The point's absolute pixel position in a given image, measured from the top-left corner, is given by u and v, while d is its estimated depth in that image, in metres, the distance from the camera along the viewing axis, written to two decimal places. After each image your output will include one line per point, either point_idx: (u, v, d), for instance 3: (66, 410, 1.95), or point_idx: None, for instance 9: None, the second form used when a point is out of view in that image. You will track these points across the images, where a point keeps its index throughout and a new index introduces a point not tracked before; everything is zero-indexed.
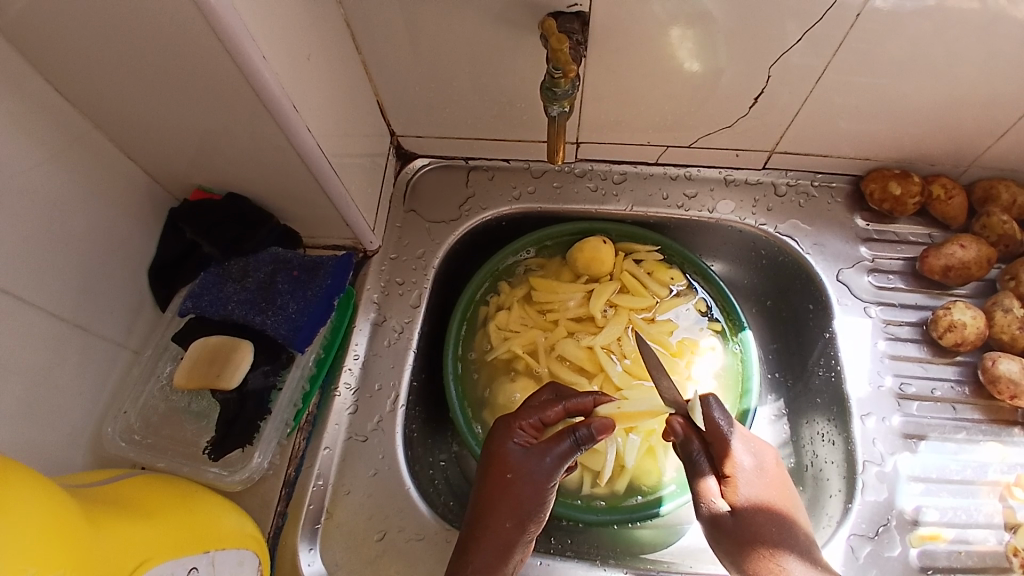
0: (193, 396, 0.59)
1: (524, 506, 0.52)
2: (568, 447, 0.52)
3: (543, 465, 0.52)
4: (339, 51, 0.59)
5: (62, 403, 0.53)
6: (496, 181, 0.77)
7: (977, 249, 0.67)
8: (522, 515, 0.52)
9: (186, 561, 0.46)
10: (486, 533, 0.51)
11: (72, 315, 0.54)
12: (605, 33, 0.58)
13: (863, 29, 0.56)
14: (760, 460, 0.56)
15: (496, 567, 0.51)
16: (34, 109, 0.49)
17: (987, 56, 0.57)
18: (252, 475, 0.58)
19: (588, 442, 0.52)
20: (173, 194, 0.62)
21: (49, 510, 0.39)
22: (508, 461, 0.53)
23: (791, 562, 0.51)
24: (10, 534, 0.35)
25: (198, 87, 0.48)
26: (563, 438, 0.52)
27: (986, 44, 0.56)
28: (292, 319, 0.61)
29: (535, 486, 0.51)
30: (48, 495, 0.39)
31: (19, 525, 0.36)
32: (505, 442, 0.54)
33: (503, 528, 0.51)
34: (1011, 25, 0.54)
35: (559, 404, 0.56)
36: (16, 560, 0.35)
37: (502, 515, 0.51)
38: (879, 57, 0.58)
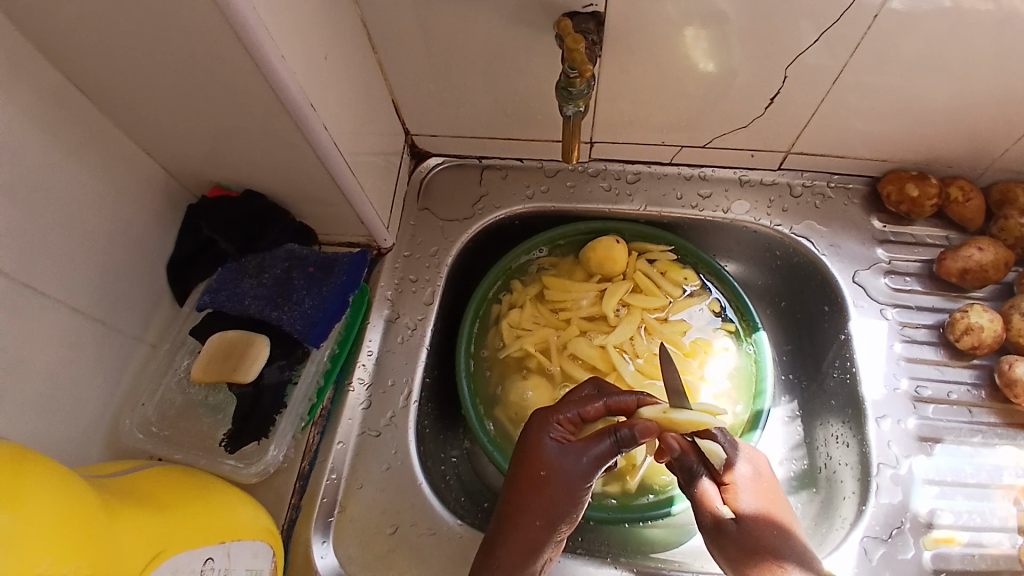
0: (209, 389, 0.60)
1: (557, 505, 0.51)
2: (607, 448, 0.51)
3: (579, 464, 0.51)
4: (355, 49, 0.60)
5: (81, 395, 0.54)
6: (510, 180, 0.77)
7: (995, 252, 0.66)
8: (554, 515, 0.51)
9: (202, 551, 0.47)
10: (516, 530, 0.51)
11: (91, 309, 0.54)
12: (620, 33, 0.58)
13: (880, 30, 0.55)
14: (758, 467, 0.57)
15: (523, 564, 0.51)
16: (56, 105, 0.49)
17: (1007, 58, 0.56)
18: (267, 469, 0.59)
19: (629, 443, 0.51)
20: (191, 190, 0.63)
21: (68, 500, 0.39)
22: (544, 457, 0.53)
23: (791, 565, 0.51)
24: (26, 526, 0.36)
25: (216, 84, 0.48)
26: (603, 438, 0.51)
27: (1004, 45, 0.55)
28: (308, 315, 0.61)
29: (573, 486, 0.51)
30: (65, 485, 0.40)
31: (38, 514, 0.37)
32: (541, 437, 0.54)
33: (534, 526, 0.51)
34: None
35: (599, 402, 0.56)
36: (31, 552, 0.35)
37: (534, 512, 0.51)
38: (897, 57, 0.58)
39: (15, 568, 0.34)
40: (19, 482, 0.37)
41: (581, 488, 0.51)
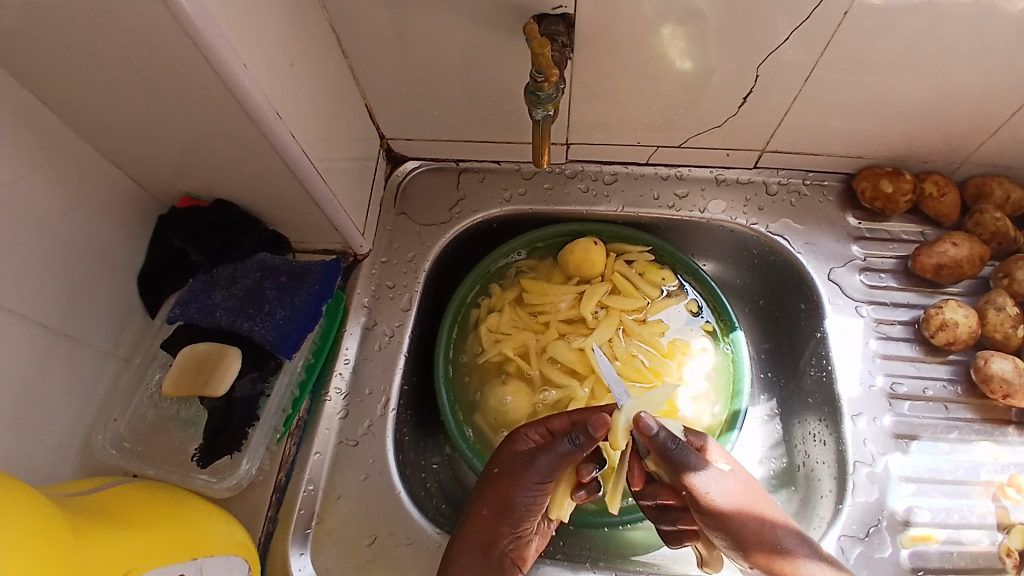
0: (182, 403, 0.59)
1: (511, 496, 0.55)
2: (560, 451, 0.54)
3: (533, 462, 0.55)
4: (324, 56, 0.59)
5: (51, 412, 0.53)
6: (486, 183, 0.77)
7: (969, 247, 0.66)
8: (510, 505, 0.55)
9: (172, 569, 0.45)
10: (478, 517, 0.57)
11: (59, 325, 0.53)
12: (591, 33, 0.58)
13: (855, 27, 0.55)
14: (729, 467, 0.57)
15: (484, 548, 0.56)
16: (17, 116, 0.48)
17: (978, 55, 0.57)
18: (241, 482, 0.58)
19: (585, 444, 0.54)
20: (161, 201, 0.61)
21: (27, 524, 0.38)
22: (509, 455, 0.58)
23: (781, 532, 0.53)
24: None
25: (179, 91, 0.47)
26: (557, 442, 0.55)
27: (975, 40, 0.56)
28: (280, 325, 0.60)
29: (523, 481, 0.55)
30: (26, 506, 0.39)
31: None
32: (511, 440, 0.59)
33: (494, 511, 0.56)
34: (997, 21, 0.54)
35: (565, 416, 0.59)
36: None
37: (489, 503, 0.57)
38: (869, 55, 0.58)
39: None
40: None
41: (528, 484, 0.55)
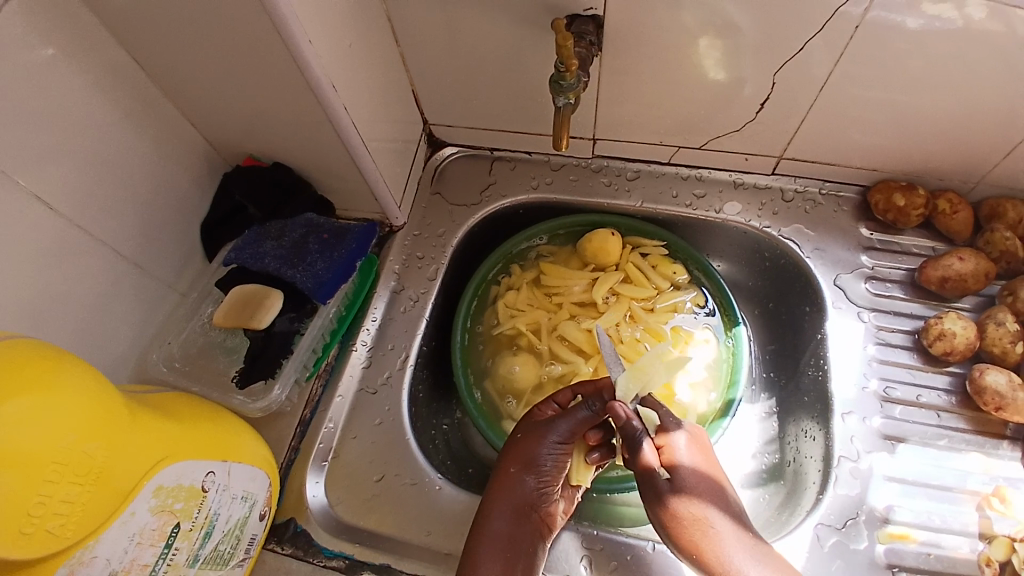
0: (228, 332, 0.67)
1: (534, 455, 0.60)
2: (581, 415, 0.61)
3: (553, 425, 0.61)
4: (379, 43, 0.67)
5: (118, 327, 0.61)
6: (517, 172, 0.83)
7: (976, 262, 0.68)
8: (534, 464, 0.60)
9: (207, 464, 0.52)
10: (503, 481, 0.61)
11: (131, 254, 0.62)
12: (619, 35, 0.63)
13: (889, 43, 0.58)
14: (692, 445, 0.61)
15: (512, 509, 0.59)
16: (120, 75, 0.57)
17: (997, 78, 0.60)
18: (271, 406, 0.65)
19: (602, 409, 0.60)
20: (227, 160, 0.70)
21: (96, 395, 0.42)
22: (526, 424, 0.63)
23: (716, 513, 0.57)
24: (59, 412, 0.39)
25: (253, 61, 0.55)
26: (577, 409, 0.61)
27: (988, 61, 0.58)
28: (318, 275, 0.67)
29: (545, 439, 0.61)
30: (96, 381, 0.43)
31: (70, 404, 0.40)
32: (527, 414, 0.65)
33: (517, 473, 0.60)
34: (1009, 43, 0.56)
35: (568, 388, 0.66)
36: (59, 434, 0.39)
37: (512, 465, 0.61)
38: (893, 74, 0.61)
39: (45, 444, 0.38)
40: (60, 371, 0.40)
41: (551, 439, 0.60)
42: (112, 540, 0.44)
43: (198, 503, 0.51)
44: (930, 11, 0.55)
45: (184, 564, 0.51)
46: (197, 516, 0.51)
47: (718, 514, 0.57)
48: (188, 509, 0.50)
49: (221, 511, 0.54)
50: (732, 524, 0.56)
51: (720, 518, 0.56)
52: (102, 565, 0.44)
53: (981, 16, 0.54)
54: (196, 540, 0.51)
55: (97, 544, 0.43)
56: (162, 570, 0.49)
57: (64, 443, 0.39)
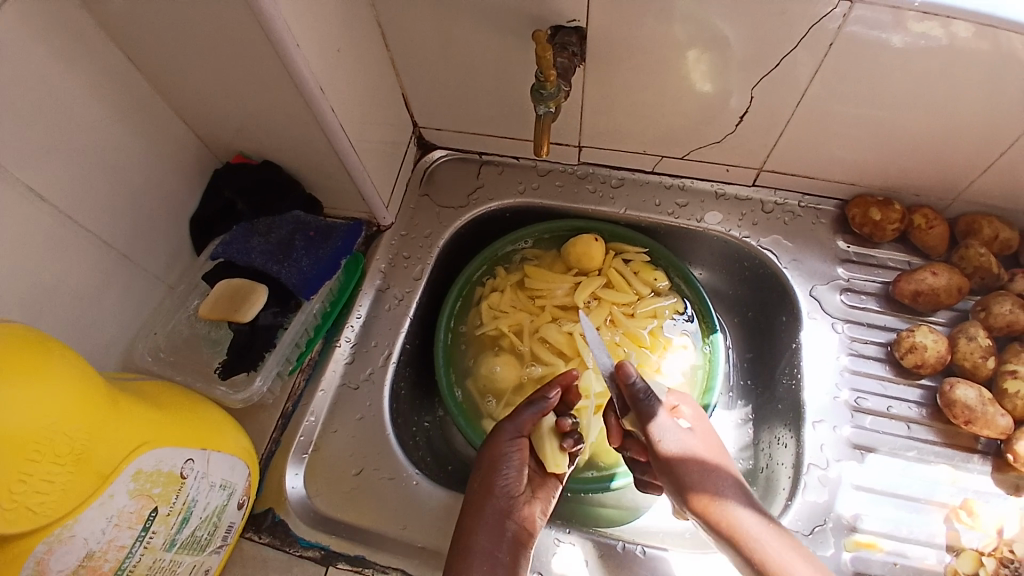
0: (213, 325, 0.68)
1: (494, 461, 0.62)
2: (527, 413, 0.63)
3: (504, 428, 0.63)
4: (370, 48, 0.68)
5: (106, 317, 0.63)
6: (504, 176, 0.85)
7: (949, 278, 0.69)
8: (495, 470, 0.61)
9: (187, 451, 0.53)
10: (473, 493, 0.61)
11: (121, 247, 0.63)
12: (603, 46, 0.65)
13: (877, 58, 0.60)
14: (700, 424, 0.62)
15: (487, 520, 0.59)
16: (114, 72, 0.58)
17: (972, 98, 0.61)
18: (251, 398, 0.66)
19: (545, 403, 0.63)
20: (218, 157, 0.72)
21: (77, 379, 0.44)
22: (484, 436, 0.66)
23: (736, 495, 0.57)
24: (38, 392, 0.41)
25: (243, 62, 0.57)
26: (522, 408, 0.64)
27: (960, 80, 0.60)
28: (304, 272, 0.70)
29: (500, 442, 0.63)
30: (78, 366, 0.44)
31: (50, 386, 0.41)
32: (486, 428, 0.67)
33: (482, 484, 0.61)
34: (980, 64, 0.58)
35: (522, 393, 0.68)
36: (37, 414, 0.40)
37: (477, 477, 0.62)
38: (873, 90, 0.63)
39: (23, 423, 0.40)
40: (41, 354, 0.42)
41: (506, 437, 0.63)
42: (90, 520, 0.45)
43: (177, 489, 0.52)
44: (915, 30, 0.56)
45: (161, 549, 0.51)
46: (176, 502, 0.51)
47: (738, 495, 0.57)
48: (167, 494, 0.50)
49: (199, 498, 0.54)
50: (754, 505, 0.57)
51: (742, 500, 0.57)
52: (80, 545, 0.44)
53: (968, 34, 0.56)
54: (174, 525, 0.52)
55: (75, 523, 0.44)
56: (139, 553, 0.49)
57: (41, 423, 0.41)
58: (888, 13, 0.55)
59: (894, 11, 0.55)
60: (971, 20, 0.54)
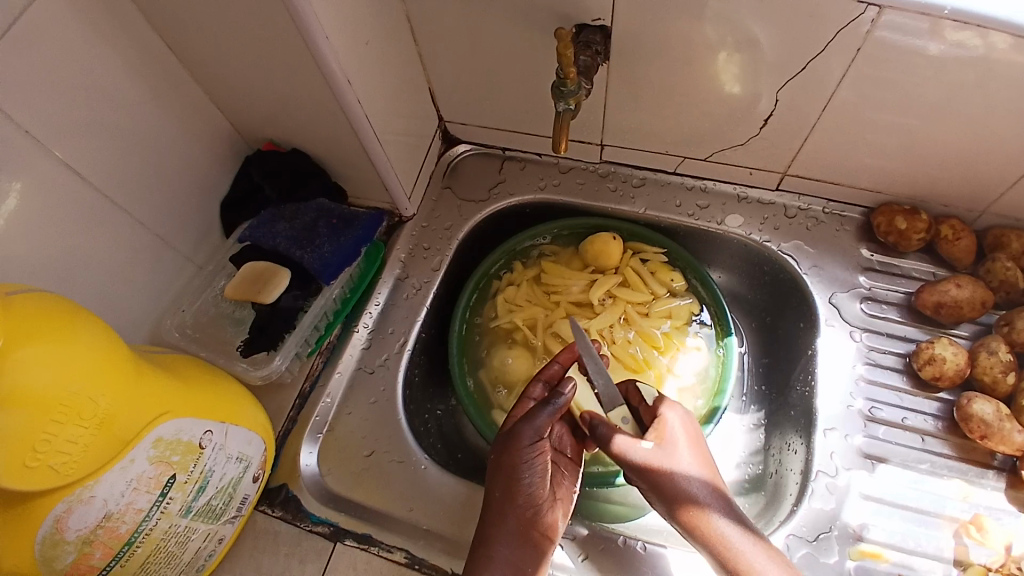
0: (238, 305, 0.71)
1: (513, 465, 0.58)
2: (543, 415, 0.60)
3: (521, 431, 0.59)
4: (398, 41, 0.70)
5: (137, 291, 0.66)
6: (526, 172, 0.86)
7: (973, 291, 0.68)
8: (515, 475, 0.59)
9: (205, 423, 0.55)
10: (495, 498, 0.59)
11: (154, 226, 0.66)
12: (627, 45, 0.65)
13: (910, 65, 0.59)
14: (684, 442, 0.58)
15: (511, 527, 0.58)
16: (154, 58, 0.61)
17: (1005, 107, 0.60)
18: (271, 375, 0.69)
19: (561, 406, 0.59)
20: (250, 143, 0.74)
21: (105, 348, 0.46)
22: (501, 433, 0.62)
23: (716, 515, 0.55)
24: (68, 357, 0.43)
25: (275, 52, 0.59)
26: (539, 409, 0.60)
27: (996, 89, 0.58)
28: (325, 257, 0.71)
29: (518, 446, 0.59)
30: (107, 335, 0.47)
31: (79, 351, 0.44)
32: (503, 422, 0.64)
33: (501, 490, 0.59)
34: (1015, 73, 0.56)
35: (539, 382, 0.66)
36: (65, 377, 0.43)
37: (495, 478, 0.59)
38: (903, 97, 0.62)
39: (51, 384, 0.42)
40: (72, 322, 0.44)
41: (527, 443, 0.59)
42: (110, 482, 0.47)
43: (195, 458, 0.54)
44: (952, 39, 0.55)
45: (177, 514, 0.54)
46: (193, 471, 0.54)
47: (719, 516, 0.55)
48: (184, 462, 0.53)
49: (216, 469, 0.56)
50: (735, 529, 0.54)
51: (721, 521, 0.55)
52: (99, 505, 0.47)
53: (1005, 45, 0.54)
54: (190, 493, 0.54)
55: (96, 484, 0.46)
56: (155, 518, 0.52)
57: (69, 385, 0.43)
58: (923, 21, 0.54)
59: (931, 19, 0.54)
60: (1006, 31, 0.53)
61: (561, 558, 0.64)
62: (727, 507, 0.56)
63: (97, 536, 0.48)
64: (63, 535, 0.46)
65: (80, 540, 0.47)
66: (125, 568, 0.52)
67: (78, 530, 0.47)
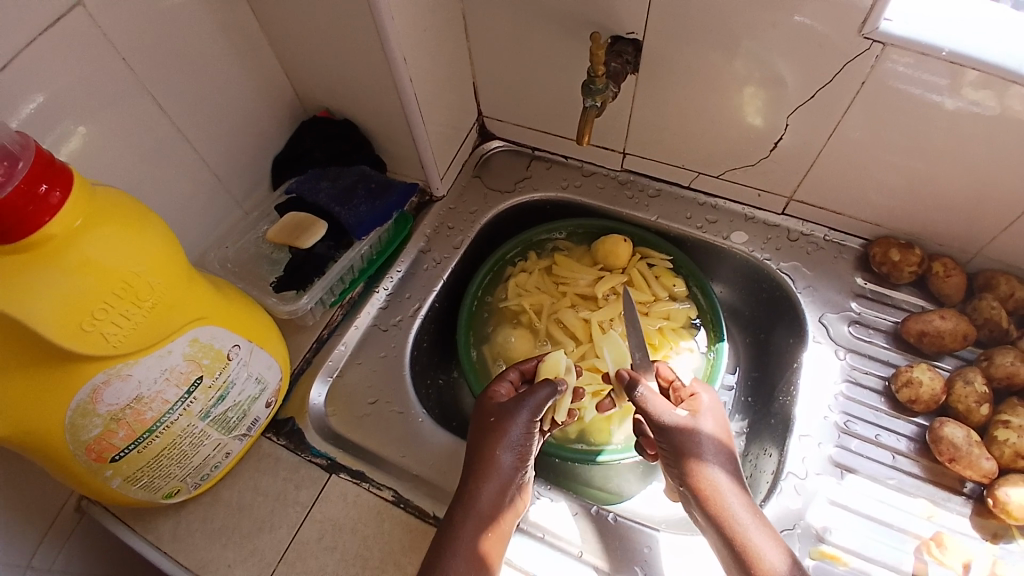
0: (275, 249, 0.78)
1: (512, 437, 0.61)
2: (546, 394, 0.63)
3: (523, 407, 0.62)
4: (453, 36, 0.78)
5: (191, 223, 0.73)
6: (552, 171, 0.93)
7: (956, 323, 0.71)
8: (512, 445, 0.61)
9: (235, 337, 0.61)
10: (487, 466, 0.61)
11: (215, 169, 0.74)
12: (659, 62, 0.72)
13: (923, 113, 0.64)
14: (712, 417, 0.63)
15: (499, 493, 0.60)
16: (239, 21, 0.70)
17: (1002, 158, 0.64)
18: (296, 311, 0.74)
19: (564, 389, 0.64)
20: (307, 109, 0.82)
21: (166, 246, 0.53)
22: (495, 408, 0.64)
23: (726, 484, 0.59)
24: (135, 245, 0.50)
25: (345, 27, 0.66)
26: (542, 387, 0.63)
27: (997, 140, 0.63)
28: (360, 215, 0.78)
29: (518, 420, 0.62)
30: (169, 237, 0.54)
31: (145, 243, 0.51)
32: (488, 398, 0.66)
33: (498, 459, 0.61)
34: (1013, 127, 0.61)
35: (513, 369, 0.70)
36: (129, 261, 0.50)
37: (491, 448, 0.61)
38: (909, 138, 0.67)
39: (116, 264, 0.49)
40: (143, 218, 0.51)
41: (522, 421, 0.62)
42: (147, 366, 0.53)
43: (221, 367, 0.60)
44: (971, 96, 0.60)
45: (196, 416, 0.59)
46: (217, 378, 0.60)
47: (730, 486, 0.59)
48: (212, 367, 0.59)
49: (237, 383, 0.62)
50: (740, 497, 0.58)
51: (731, 489, 0.59)
52: (133, 385, 0.53)
53: (1020, 107, 0.59)
54: (211, 398, 0.60)
55: (135, 364, 0.52)
56: (178, 413, 0.58)
57: (131, 268, 0.50)
58: (941, 75, 0.60)
59: (950, 71, 0.59)
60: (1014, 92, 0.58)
61: (538, 519, 0.67)
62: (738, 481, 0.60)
63: (125, 416, 0.54)
64: (95, 406, 0.52)
65: (108, 415, 0.53)
66: (142, 454, 0.57)
67: (109, 405, 0.52)
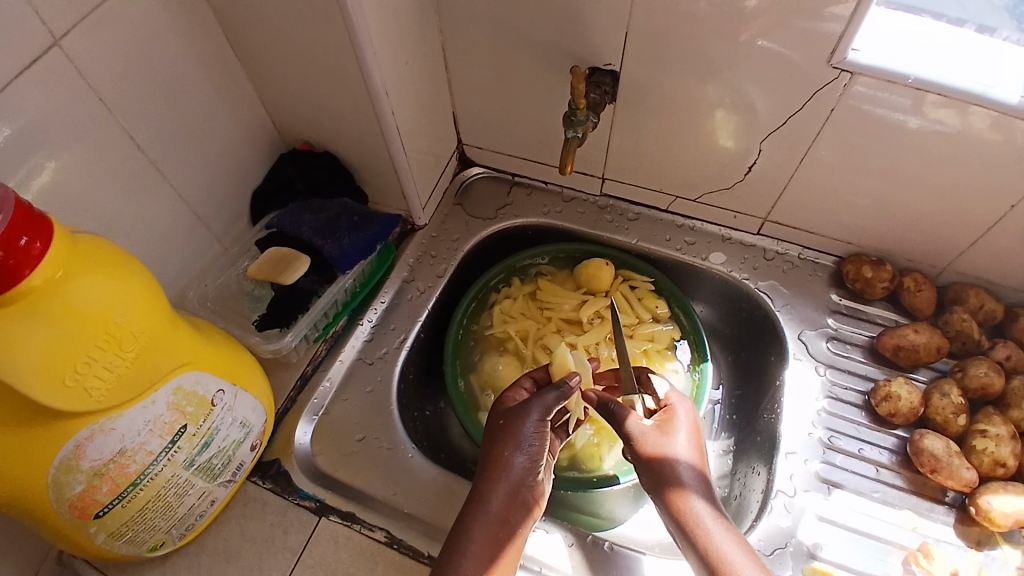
0: (257, 284, 0.77)
1: (520, 435, 0.63)
2: (552, 397, 0.64)
3: (529, 408, 0.64)
4: (433, 67, 0.78)
5: (169, 261, 0.72)
6: (532, 197, 0.93)
7: (929, 337, 0.74)
8: (522, 444, 0.62)
9: (220, 381, 0.60)
10: (497, 466, 0.62)
11: (194, 205, 0.72)
12: (636, 90, 0.73)
13: (891, 136, 0.66)
14: (686, 435, 0.65)
15: (510, 492, 0.61)
16: (217, 56, 0.69)
17: (967, 177, 0.67)
18: (281, 349, 0.74)
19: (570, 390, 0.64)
20: (286, 142, 0.82)
21: (149, 292, 0.52)
22: (506, 411, 0.66)
23: (698, 501, 0.60)
24: (118, 292, 0.49)
25: (326, 61, 0.66)
26: (548, 391, 0.65)
27: (960, 160, 0.66)
28: (343, 247, 0.77)
29: (525, 420, 0.63)
30: (152, 281, 0.52)
31: (128, 289, 0.49)
32: (502, 403, 0.67)
33: (508, 457, 0.62)
34: (974, 148, 0.64)
35: (529, 376, 0.70)
36: (112, 309, 0.48)
37: (501, 448, 0.62)
38: (876, 160, 0.70)
39: (99, 313, 0.47)
40: (125, 263, 0.50)
41: (533, 418, 0.63)
42: (131, 417, 0.51)
43: (205, 413, 0.58)
44: (932, 116, 0.63)
45: (181, 465, 0.58)
46: (202, 425, 0.58)
47: (701, 502, 0.60)
48: (197, 414, 0.57)
49: (221, 428, 0.61)
50: (712, 514, 0.60)
51: (703, 506, 0.60)
52: (117, 438, 0.51)
53: (981, 125, 0.62)
54: (196, 446, 0.58)
55: (118, 417, 0.50)
56: (162, 463, 0.56)
57: (114, 316, 0.48)
58: (906, 100, 0.62)
59: (915, 96, 0.62)
60: (974, 115, 0.61)
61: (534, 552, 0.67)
62: (710, 497, 0.62)
63: (108, 471, 0.52)
64: (78, 462, 0.50)
65: (91, 471, 0.51)
66: (126, 508, 0.55)
67: (93, 460, 0.50)
